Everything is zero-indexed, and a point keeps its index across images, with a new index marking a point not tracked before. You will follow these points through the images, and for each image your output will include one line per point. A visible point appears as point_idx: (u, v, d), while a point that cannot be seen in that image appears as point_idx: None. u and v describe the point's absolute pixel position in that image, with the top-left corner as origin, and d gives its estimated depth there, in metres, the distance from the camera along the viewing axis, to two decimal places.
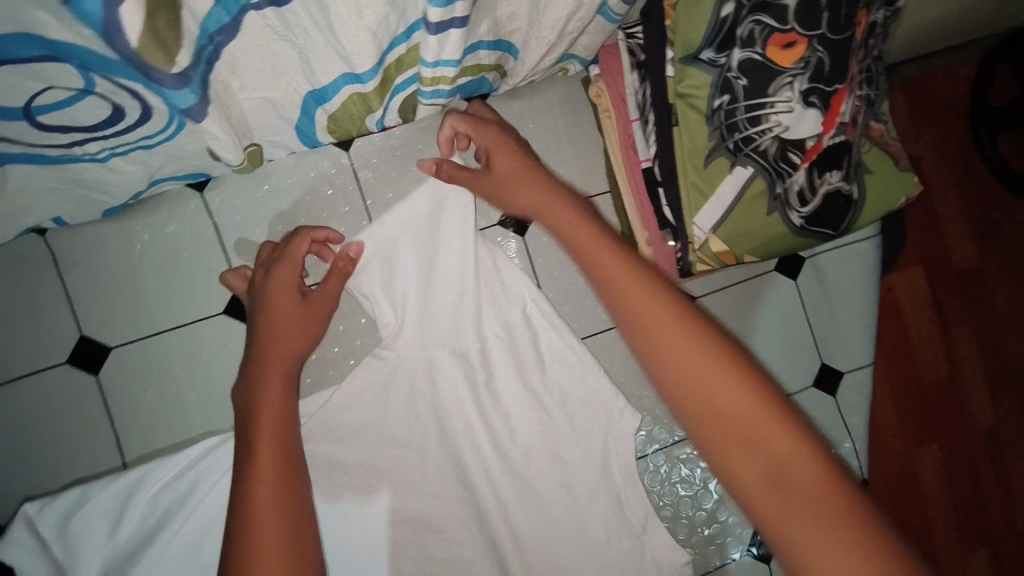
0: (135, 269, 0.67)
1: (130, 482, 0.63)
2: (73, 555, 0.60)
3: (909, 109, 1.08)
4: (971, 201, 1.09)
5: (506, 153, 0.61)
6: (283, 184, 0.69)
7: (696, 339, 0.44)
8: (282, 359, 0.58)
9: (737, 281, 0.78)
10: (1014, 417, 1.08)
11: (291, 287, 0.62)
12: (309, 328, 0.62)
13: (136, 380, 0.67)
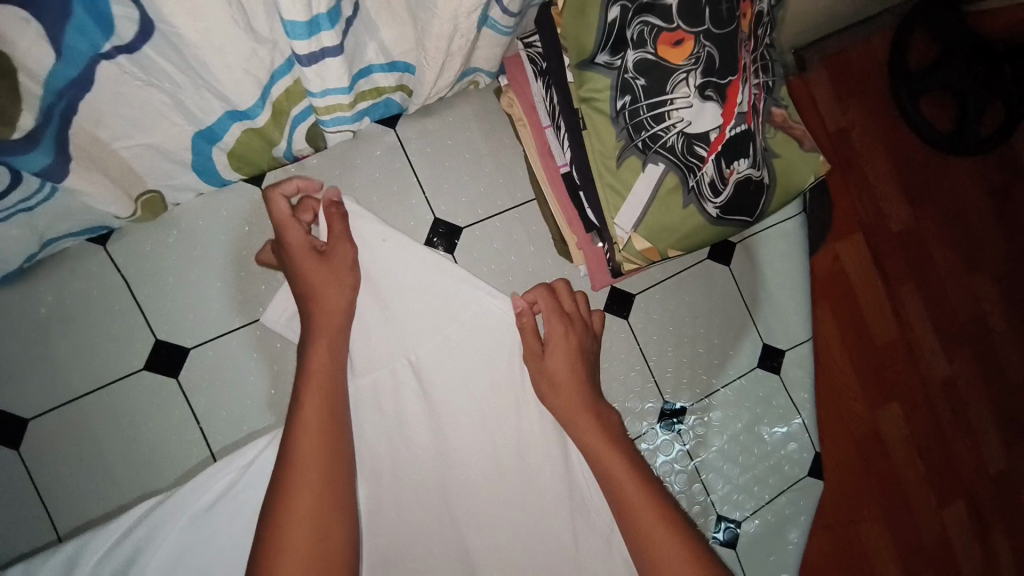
0: (45, 335, 0.63)
1: (69, 554, 0.59)
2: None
3: (832, 81, 1.10)
4: (899, 162, 1.14)
5: (566, 348, 0.68)
6: (194, 227, 0.67)
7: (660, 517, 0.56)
8: (331, 313, 0.59)
9: (673, 273, 0.79)
10: (965, 366, 1.13)
11: (306, 248, 0.60)
12: (339, 284, 0.60)
13: (60, 453, 0.63)
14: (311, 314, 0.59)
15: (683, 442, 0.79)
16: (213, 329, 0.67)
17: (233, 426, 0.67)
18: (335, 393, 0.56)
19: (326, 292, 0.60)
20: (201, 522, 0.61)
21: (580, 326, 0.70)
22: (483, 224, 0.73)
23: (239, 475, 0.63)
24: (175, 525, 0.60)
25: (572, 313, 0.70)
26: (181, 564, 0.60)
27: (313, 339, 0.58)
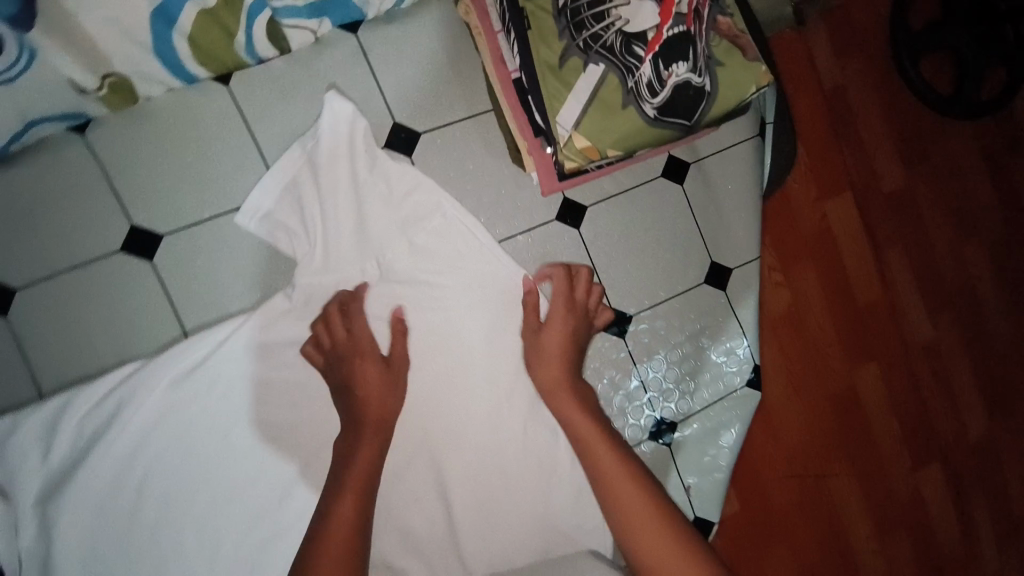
0: (28, 211, 0.68)
1: (57, 407, 0.68)
2: (24, 475, 0.67)
3: (832, 36, 1.10)
4: (893, 122, 1.15)
5: (559, 329, 0.73)
6: (164, 120, 0.70)
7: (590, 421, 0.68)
8: (377, 415, 0.67)
9: (625, 188, 0.82)
10: (950, 331, 1.16)
11: (374, 369, 0.69)
12: (390, 393, 0.69)
13: (47, 322, 0.69)
14: (364, 418, 0.66)
15: (628, 347, 0.83)
16: (186, 218, 0.71)
17: (203, 307, 0.72)
18: (367, 493, 0.62)
19: (368, 397, 0.67)
20: (178, 388, 0.70)
21: (581, 316, 0.75)
22: (443, 131, 0.76)
23: (208, 350, 0.71)
24: (150, 388, 0.69)
25: (574, 303, 0.76)
26: (162, 422, 0.70)
27: (360, 439, 0.65)
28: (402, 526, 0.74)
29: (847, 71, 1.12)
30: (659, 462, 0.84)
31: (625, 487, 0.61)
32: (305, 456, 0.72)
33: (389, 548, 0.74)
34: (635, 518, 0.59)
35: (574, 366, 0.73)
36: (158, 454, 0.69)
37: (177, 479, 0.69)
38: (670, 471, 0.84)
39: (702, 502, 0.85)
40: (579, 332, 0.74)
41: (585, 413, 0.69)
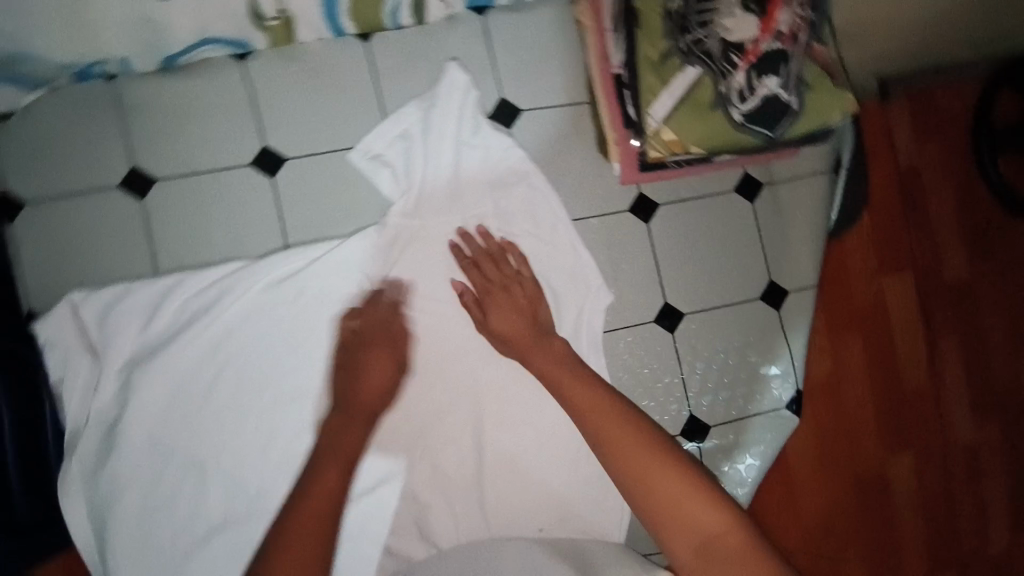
0: (182, 116, 0.80)
1: (165, 286, 0.77)
2: (116, 344, 0.75)
3: (914, 117, 1.12)
4: (964, 213, 1.15)
5: (508, 300, 0.76)
6: (309, 63, 0.82)
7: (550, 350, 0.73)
8: (368, 403, 0.72)
9: (698, 193, 0.86)
10: (993, 435, 1.12)
11: (388, 360, 0.75)
12: (388, 384, 0.74)
13: (172, 214, 0.79)
14: (357, 406, 0.72)
15: (675, 345, 0.84)
16: (309, 147, 0.82)
17: (306, 227, 0.82)
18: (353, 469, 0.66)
19: (366, 387, 0.73)
20: (268, 292, 0.79)
21: (501, 288, 0.77)
22: (542, 112, 0.83)
23: (300, 270, 0.79)
24: (245, 289, 0.78)
25: (489, 278, 0.78)
26: (245, 321, 0.78)
27: (351, 426, 0.71)
28: (433, 463, 0.79)
29: (924, 155, 1.13)
30: None
31: (622, 435, 0.61)
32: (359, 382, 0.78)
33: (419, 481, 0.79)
34: (604, 421, 0.63)
35: (530, 321, 0.75)
36: (240, 346, 0.78)
37: (248, 374, 0.77)
38: None
39: None
40: (530, 300, 0.76)
41: (543, 344, 0.74)
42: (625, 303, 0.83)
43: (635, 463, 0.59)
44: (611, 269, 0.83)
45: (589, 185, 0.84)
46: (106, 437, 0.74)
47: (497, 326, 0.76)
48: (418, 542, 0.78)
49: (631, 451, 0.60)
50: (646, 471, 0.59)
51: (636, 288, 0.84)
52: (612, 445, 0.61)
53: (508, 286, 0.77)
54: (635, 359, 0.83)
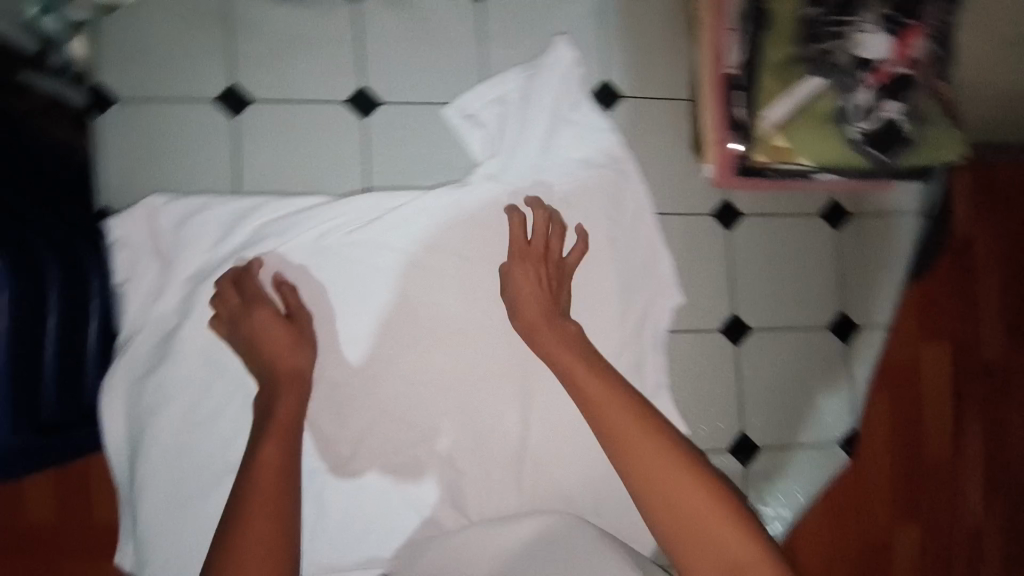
0: (284, 45, 0.78)
1: (244, 206, 0.77)
2: (183, 256, 0.76)
3: (973, 187, 1.06)
4: (1011, 292, 1.08)
5: (539, 279, 0.75)
6: (419, 12, 0.80)
7: (566, 342, 0.72)
8: (290, 368, 0.71)
9: (785, 210, 0.84)
10: (1002, 522, 1.07)
11: (274, 318, 0.73)
12: (303, 346, 0.73)
13: (259, 138, 0.79)
14: (277, 374, 0.71)
15: (737, 360, 0.82)
16: (407, 97, 0.81)
17: (391, 173, 0.81)
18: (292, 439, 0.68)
19: (277, 351, 0.72)
20: (340, 230, 0.79)
21: (539, 261, 0.76)
22: (644, 102, 0.81)
23: (368, 221, 0.79)
24: (313, 227, 0.79)
25: (530, 244, 0.77)
26: (309, 260, 0.79)
27: (281, 395, 0.70)
28: (473, 428, 0.80)
29: (979, 227, 1.07)
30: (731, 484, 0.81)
31: (639, 444, 0.63)
32: (388, 342, 0.79)
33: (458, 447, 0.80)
34: (621, 430, 0.65)
35: (556, 303, 0.75)
36: (307, 277, 0.79)
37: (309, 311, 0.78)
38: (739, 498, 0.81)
39: None
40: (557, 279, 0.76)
41: (559, 336, 0.72)
42: (695, 309, 0.81)
43: (652, 476, 0.62)
44: (688, 272, 0.81)
45: (680, 183, 0.81)
46: (159, 344, 0.76)
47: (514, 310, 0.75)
48: (447, 499, 0.80)
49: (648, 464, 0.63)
50: (663, 484, 0.62)
51: (709, 298, 0.81)
52: (629, 456, 0.63)
53: (546, 258, 0.76)
54: (695, 367, 0.81)
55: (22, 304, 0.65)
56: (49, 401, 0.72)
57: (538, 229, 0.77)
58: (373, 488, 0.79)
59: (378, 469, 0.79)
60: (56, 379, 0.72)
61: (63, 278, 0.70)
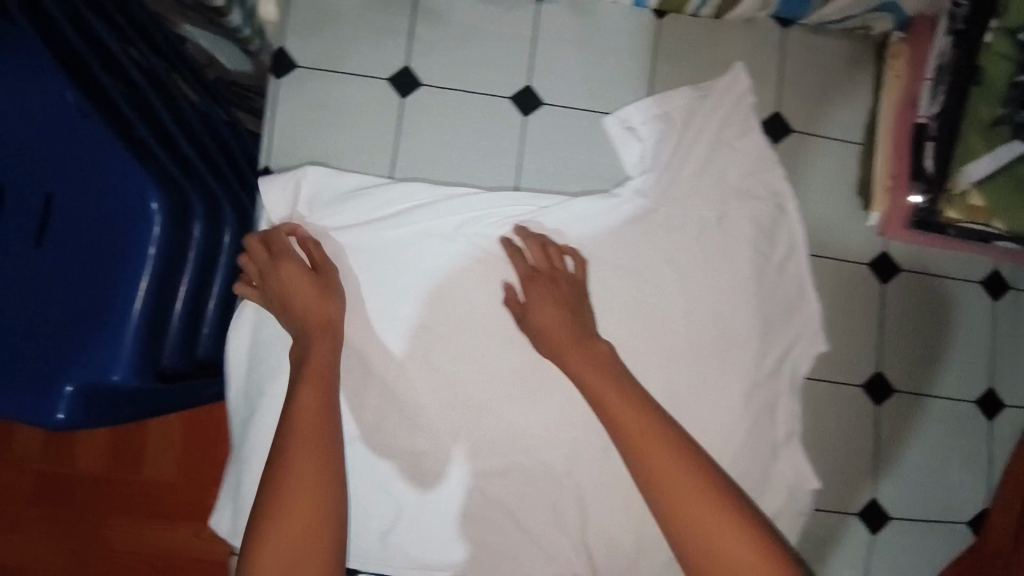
0: (463, 35, 0.79)
1: (393, 186, 0.78)
2: (333, 225, 0.78)
3: None
4: None
5: (556, 310, 0.75)
6: (598, 22, 0.80)
7: (594, 365, 0.72)
8: (321, 320, 0.73)
9: (944, 272, 0.81)
10: None
11: (300, 273, 0.74)
12: (331, 297, 0.75)
13: (422, 122, 0.79)
14: (308, 324, 0.73)
15: (877, 420, 0.78)
16: (572, 102, 0.80)
17: (543, 175, 0.81)
18: (329, 392, 0.71)
19: (308, 305, 0.73)
20: (480, 224, 0.79)
21: (548, 282, 0.76)
22: (815, 139, 0.79)
23: (501, 219, 0.79)
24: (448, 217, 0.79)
25: (536, 267, 0.77)
26: (436, 247, 0.79)
27: (312, 338, 0.73)
28: (582, 441, 0.80)
29: None
30: (850, 547, 0.77)
31: (672, 477, 0.66)
32: (445, 324, 0.80)
33: (577, 459, 0.80)
34: (650, 457, 0.67)
35: (575, 316, 0.75)
36: (444, 263, 0.79)
37: (447, 298, 0.80)
38: (854, 562, 0.77)
39: None
40: (569, 292, 0.76)
41: (596, 361, 0.73)
42: (840, 362, 0.77)
43: (681, 503, 0.65)
44: (837, 321, 0.78)
45: (839, 227, 0.79)
46: None
47: (540, 330, 0.75)
48: (549, 506, 0.79)
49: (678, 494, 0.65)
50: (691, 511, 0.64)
51: (854, 352, 0.78)
52: (650, 475, 0.67)
53: (556, 277, 0.76)
54: (830, 421, 0.77)
55: (173, 255, 0.76)
56: (170, 353, 0.80)
57: (538, 254, 0.77)
58: (488, 485, 0.79)
59: (495, 466, 0.79)
60: (180, 334, 0.81)
61: (200, 244, 0.81)
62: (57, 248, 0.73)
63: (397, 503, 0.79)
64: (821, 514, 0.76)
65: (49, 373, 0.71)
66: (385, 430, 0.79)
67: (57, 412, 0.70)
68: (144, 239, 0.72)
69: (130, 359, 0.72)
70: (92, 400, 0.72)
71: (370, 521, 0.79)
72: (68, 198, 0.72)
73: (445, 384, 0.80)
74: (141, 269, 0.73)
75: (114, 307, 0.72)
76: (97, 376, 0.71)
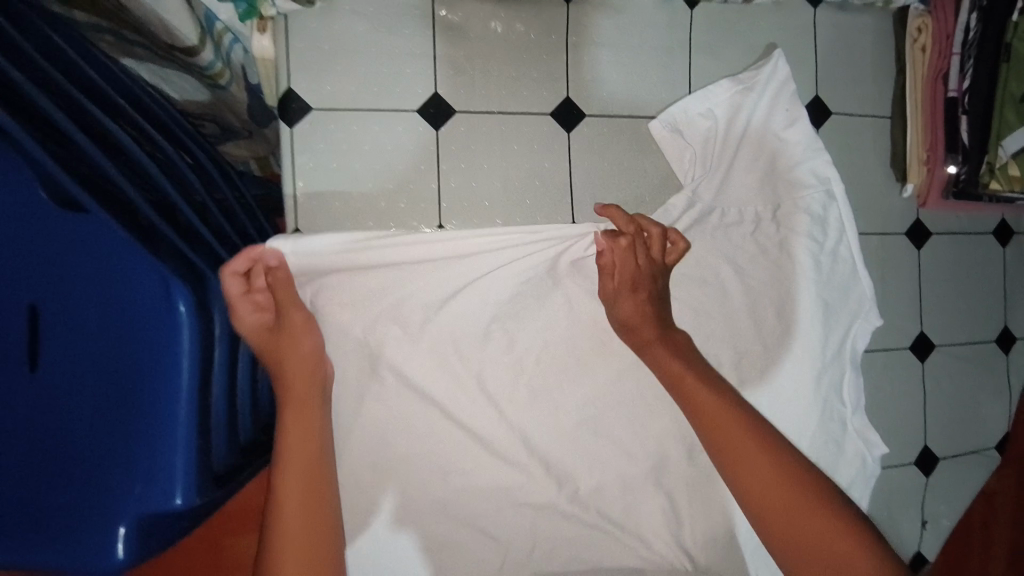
0: (493, 51, 0.73)
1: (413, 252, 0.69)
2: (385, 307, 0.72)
3: None
4: None
5: (638, 306, 0.72)
6: (630, 17, 0.76)
7: (676, 356, 0.71)
8: (303, 378, 0.65)
9: (966, 230, 0.87)
10: None
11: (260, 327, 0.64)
12: (304, 349, 0.66)
13: (461, 151, 0.74)
14: (286, 383, 0.64)
15: (922, 372, 0.86)
16: (613, 110, 0.77)
17: (593, 189, 0.77)
18: (316, 498, 0.60)
19: (293, 361, 0.65)
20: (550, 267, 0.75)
21: (642, 274, 0.72)
22: (850, 118, 0.81)
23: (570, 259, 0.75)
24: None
25: (633, 263, 0.72)
26: (499, 287, 0.75)
27: (303, 400, 0.65)
28: (668, 449, 0.81)
29: None
30: (907, 488, 0.86)
31: (744, 449, 0.63)
32: (517, 356, 0.77)
33: (667, 471, 0.81)
34: (725, 435, 0.65)
35: (659, 315, 0.73)
36: (511, 304, 0.75)
37: (522, 337, 0.77)
38: (911, 501, 0.87)
39: (928, 541, 0.88)
40: (658, 299, 0.73)
41: (676, 360, 0.70)
42: (885, 327, 0.84)
43: (749, 479, 0.62)
44: (881, 289, 0.83)
45: (875, 201, 0.82)
46: (369, 371, 0.73)
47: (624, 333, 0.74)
48: (646, 515, 0.81)
49: (749, 464, 0.63)
50: (760, 478, 0.62)
51: (895, 317, 0.84)
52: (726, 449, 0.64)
53: (653, 271, 0.73)
54: (879, 380, 0.84)
55: (207, 343, 0.60)
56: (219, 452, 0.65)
57: (632, 249, 0.72)
58: (586, 511, 0.79)
59: (590, 490, 0.79)
60: (224, 427, 0.66)
61: (226, 320, 0.64)
62: (56, 364, 0.57)
63: (502, 547, 0.78)
64: (883, 470, 0.85)
65: (96, 512, 0.56)
66: (478, 480, 0.77)
67: (114, 554, 0.55)
68: (174, 337, 0.56)
69: (190, 477, 0.57)
70: (152, 532, 0.57)
71: (475, 570, 0.77)
72: (57, 298, 0.56)
73: (529, 422, 0.78)
74: (175, 369, 0.57)
75: (158, 419, 0.57)
76: (154, 505, 0.57)
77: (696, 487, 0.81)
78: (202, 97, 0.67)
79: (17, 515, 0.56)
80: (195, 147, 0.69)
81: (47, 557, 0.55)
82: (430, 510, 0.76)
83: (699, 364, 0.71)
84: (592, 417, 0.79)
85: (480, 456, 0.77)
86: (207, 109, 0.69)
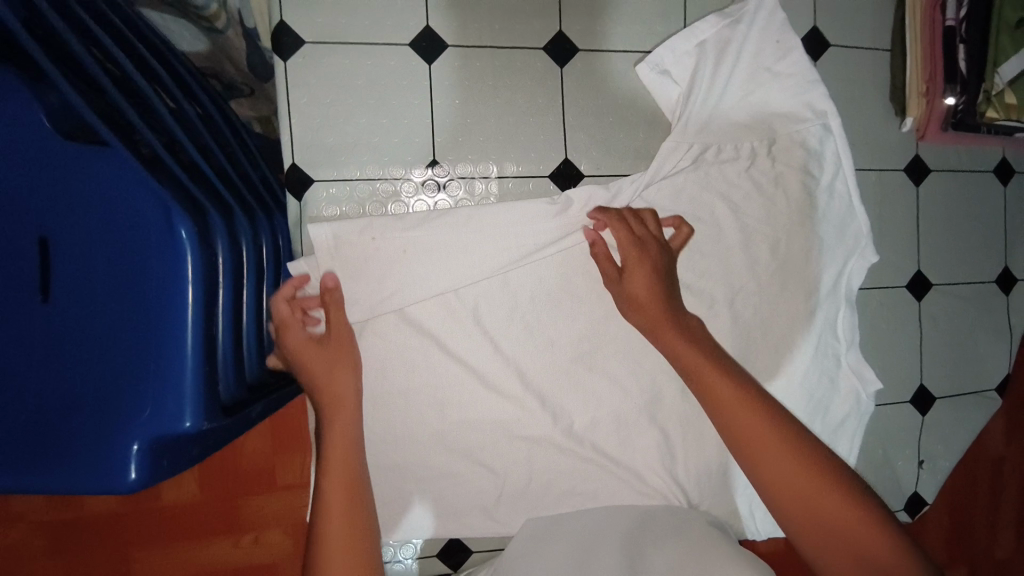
0: None
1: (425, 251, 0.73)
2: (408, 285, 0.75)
3: None
4: None
5: (653, 294, 0.69)
6: None
7: (690, 346, 0.68)
8: (336, 391, 0.68)
9: (966, 168, 0.86)
10: None
11: (305, 340, 0.68)
12: (341, 365, 0.69)
13: (454, 87, 0.75)
14: (322, 399, 0.67)
15: (919, 311, 0.85)
16: (603, 45, 0.78)
17: (585, 126, 0.78)
18: (354, 502, 0.63)
19: (330, 377, 0.68)
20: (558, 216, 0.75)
21: (649, 250, 0.71)
22: (848, 51, 0.79)
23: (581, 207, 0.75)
24: (494, 180, 0.77)
25: (639, 236, 0.71)
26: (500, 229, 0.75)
27: (339, 411, 0.67)
28: (663, 386, 0.82)
29: None
30: (903, 427, 0.87)
31: (764, 439, 0.60)
32: (512, 294, 0.77)
33: (662, 407, 0.82)
34: (742, 426, 0.62)
35: (670, 299, 0.70)
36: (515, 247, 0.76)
37: (517, 273, 0.77)
38: (908, 439, 0.87)
39: (925, 481, 0.89)
40: (665, 278, 0.70)
41: (693, 350, 0.67)
42: (881, 264, 0.84)
43: (772, 474, 0.59)
44: (879, 226, 0.83)
45: (874, 137, 0.82)
46: None
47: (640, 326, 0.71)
48: (643, 450, 0.82)
49: (770, 454, 0.60)
50: (778, 471, 0.59)
51: (892, 255, 0.84)
52: (744, 438, 0.61)
53: (656, 249, 0.71)
54: (875, 319, 0.84)
55: (211, 272, 0.60)
56: (226, 384, 0.65)
57: (636, 232, 0.71)
58: (581, 445, 0.81)
59: (585, 425, 0.81)
60: (231, 360, 0.66)
61: (229, 259, 0.63)
62: (64, 294, 0.56)
63: (499, 478, 0.80)
64: (879, 408, 0.86)
65: (106, 437, 0.55)
66: (476, 415, 0.79)
67: (128, 475, 0.55)
68: (179, 262, 0.56)
69: (200, 400, 0.57)
70: (165, 454, 0.57)
71: (474, 499, 0.81)
72: (63, 224, 0.55)
73: (525, 357, 0.79)
74: (181, 293, 0.56)
75: (165, 345, 0.56)
76: (163, 428, 0.56)
77: (691, 423, 0.83)
78: (202, 46, 0.66)
79: (29, 440, 0.55)
80: (211, 106, 0.68)
81: (64, 479, 0.55)
82: (429, 443, 0.78)
83: (715, 355, 0.68)
84: (588, 353, 0.80)
85: (477, 391, 0.78)
86: (210, 61, 0.67)
